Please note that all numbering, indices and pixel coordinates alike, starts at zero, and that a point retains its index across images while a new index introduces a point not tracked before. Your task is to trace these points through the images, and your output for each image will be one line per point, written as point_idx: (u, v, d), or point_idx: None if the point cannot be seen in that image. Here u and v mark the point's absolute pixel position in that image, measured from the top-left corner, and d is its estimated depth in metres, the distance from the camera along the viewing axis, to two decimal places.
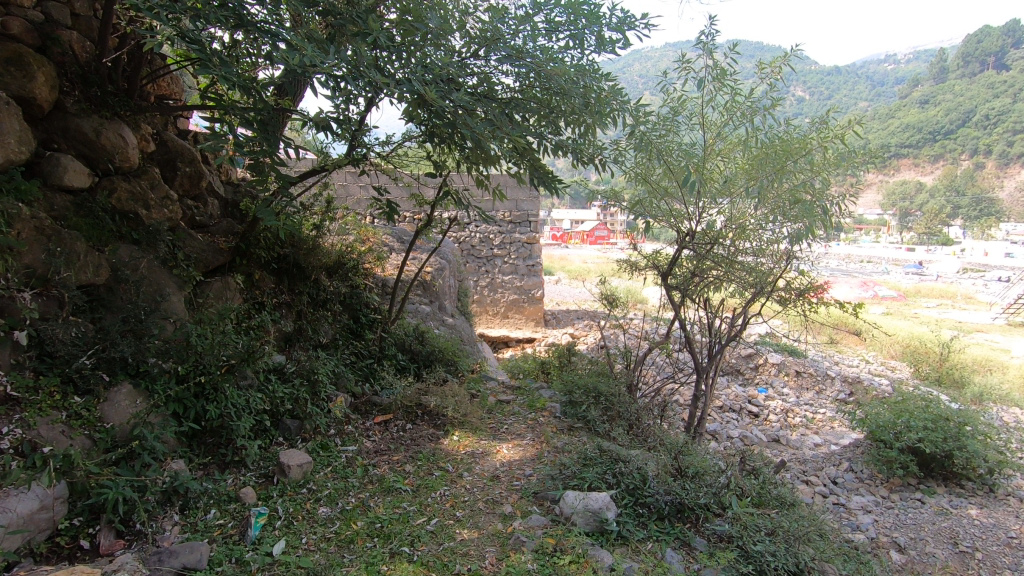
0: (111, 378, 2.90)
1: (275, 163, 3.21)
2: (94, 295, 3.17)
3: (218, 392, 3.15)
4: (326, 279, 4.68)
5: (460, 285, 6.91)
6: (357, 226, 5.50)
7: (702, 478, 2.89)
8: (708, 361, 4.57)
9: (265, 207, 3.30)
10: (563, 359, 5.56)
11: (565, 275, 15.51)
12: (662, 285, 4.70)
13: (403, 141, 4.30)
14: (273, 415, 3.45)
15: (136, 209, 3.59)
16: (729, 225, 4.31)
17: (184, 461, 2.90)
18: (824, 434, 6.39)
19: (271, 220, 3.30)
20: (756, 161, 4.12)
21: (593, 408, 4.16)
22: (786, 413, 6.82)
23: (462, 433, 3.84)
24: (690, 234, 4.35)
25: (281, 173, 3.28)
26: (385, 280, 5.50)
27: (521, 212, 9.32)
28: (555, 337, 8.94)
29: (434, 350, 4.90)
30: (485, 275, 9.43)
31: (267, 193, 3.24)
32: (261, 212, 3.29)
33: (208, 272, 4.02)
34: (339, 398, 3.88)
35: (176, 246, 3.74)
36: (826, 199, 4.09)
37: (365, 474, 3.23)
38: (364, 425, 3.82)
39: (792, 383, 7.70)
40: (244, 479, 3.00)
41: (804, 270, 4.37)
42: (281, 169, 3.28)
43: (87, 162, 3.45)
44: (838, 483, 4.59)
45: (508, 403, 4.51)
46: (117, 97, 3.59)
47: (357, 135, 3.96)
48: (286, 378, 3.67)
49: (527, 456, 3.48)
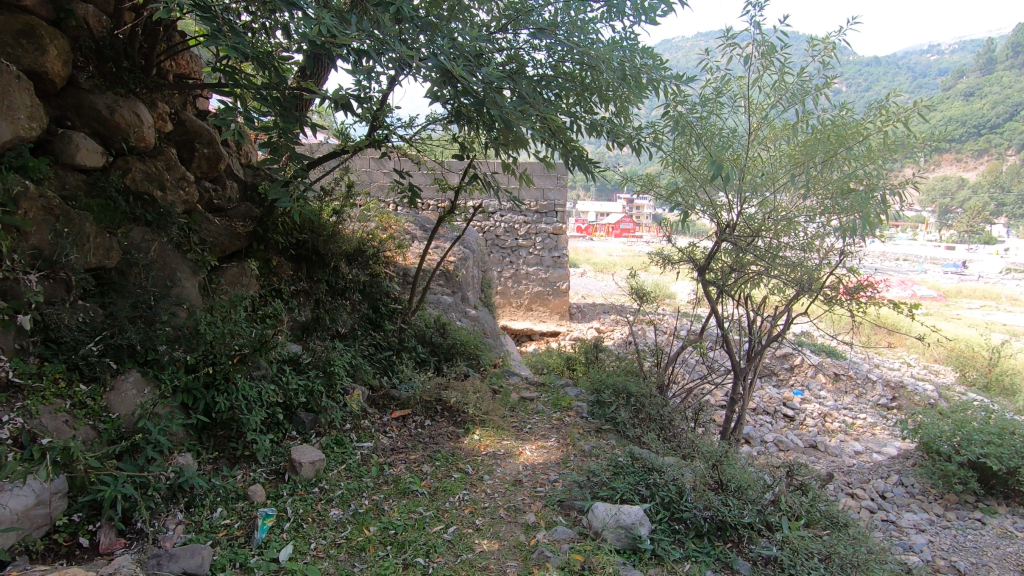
0: (118, 367, 2.77)
1: (291, 143, 3.07)
2: (104, 279, 3.04)
3: (230, 383, 3.01)
4: (345, 267, 4.52)
5: (484, 276, 6.70)
6: (378, 213, 5.33)
7: (745, 493, 2.62)
8: (748, 363, 4.24)
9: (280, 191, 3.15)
10: (589, 356, 5.32)
11: (590, 269, 15.16)
12: (698, 280, 4.40)
13: (427, 124, 4.08)
14: (287, 408, 3.30)
15: (151, 190, 3.46)
16: (774, 216, 3.99)
17: (192, 456, 2.76)
18: (866, 441, 6.05)
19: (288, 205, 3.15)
20: (804, 147, 3.80)
21: (622, 409, 3.91)
22: (824, 418, 6.47)
23: (483, 432, 3.62)
24: (730, 226, 4.04)
25: (298, 154, 3.12)
26: (406, 269, 5.32)
27: (548, 201, 9.06)
28: (580, 331, 8.70)
29: (456, 343, 4.70)
30: (509, 266, 9.22)
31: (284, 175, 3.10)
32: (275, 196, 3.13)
33: (224, 258, 3.88)
34: (356, 391, 3.71)
35: (191, 229, 3.60)
36: (883, 187, 3.74)
37: (380, 473, 3.05)
38: (381, 420, 3.66)
39: (830, 386, 7.31)
40: (254, 476, 2.86)
41: (855, 268, 4.03)
42: (298, 150, 3.14)
43: (102, 141, 3.32)
44: (887, 498, 4.27)
45: (531, 400, 4.27)
46: (133, 74, 3.47)
47: (378, 116, 3.76)
48: (301, 370, 3.51)
49: (552, 460, 3.26)
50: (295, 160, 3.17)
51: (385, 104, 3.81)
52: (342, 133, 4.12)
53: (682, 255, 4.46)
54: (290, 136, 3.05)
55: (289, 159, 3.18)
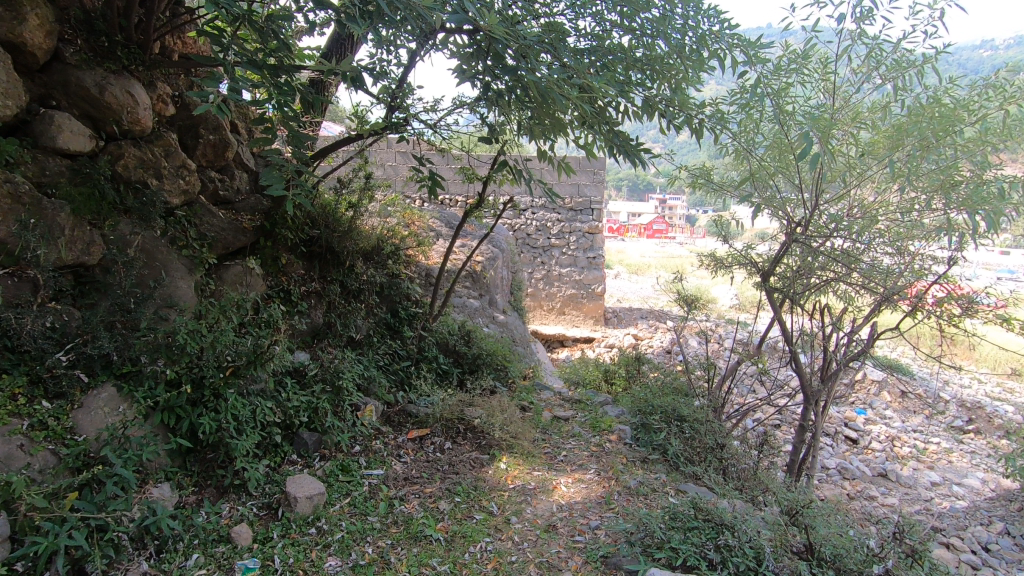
0: (90, 380, 2.39)
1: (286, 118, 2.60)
2: (85, 278, 2.69)
3: (219, 400, 2.59)
4: (362, 266, 4.08)
5: (514, 278, 6.22)
6: (400, 208, 4.91)
7: (845, 564, 2.12)
8: (821, 384, 3.64)
9: (272, 173, 2.72)
10: (631, 369, 4.78)
11: (625, 270, 14.54)
12: (760, 287, 3.82)
13: (451, 107, 3.68)
14: (286, 428, 2.88)
15: (145, 178, 3.07)
16: (855, 215, 3.40)
17: (171, 486, 2.36)
18: (942, 470, 5.39)
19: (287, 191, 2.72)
20: (899, 130, 3.19)
21: (673, 436, 3.38)
22: (892, 442, 5.79)
23: (511, 460, 3.12)
24: (802, 225, 3.45)
25: (297, 134, 2.70)
26: (429, 268, 4.87)
27: (584, 198, 8.56)
28: (616, 337, 8.15)
29: (482, 353, 4.21)
30: (541, 266, 8.73)
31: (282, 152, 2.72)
32: (267, 178, 2.71)
33: (227, 254, 3.50)
34: (367, 407, 3.28)
35: (188, 222, 3.23)
36: (998, 180, 3.09)
37: (389, 511, 2.59)
38: (395, 441, 3.22)
39: (896, 404, 6.59)
40: (242, 511, 2.44)
41: (954, 276, 3.38)
42: (297, 129, 2.69)
43: (91, 123, 2.96)
44: (991, 552, 3.74)
45: (566, 421, 3.75)
46: (128, 49, 3.05)
47: (397, 94, 3.33)
48: (305, 384, 3.09)
49: (592, 498, 2.76)
50: (294, 141, 2.72)
51: (405, 83, 3.39)
52: (354, 115, 3.60)
53: (741, 258, 3.88)
54: (290, 111, 2.60)
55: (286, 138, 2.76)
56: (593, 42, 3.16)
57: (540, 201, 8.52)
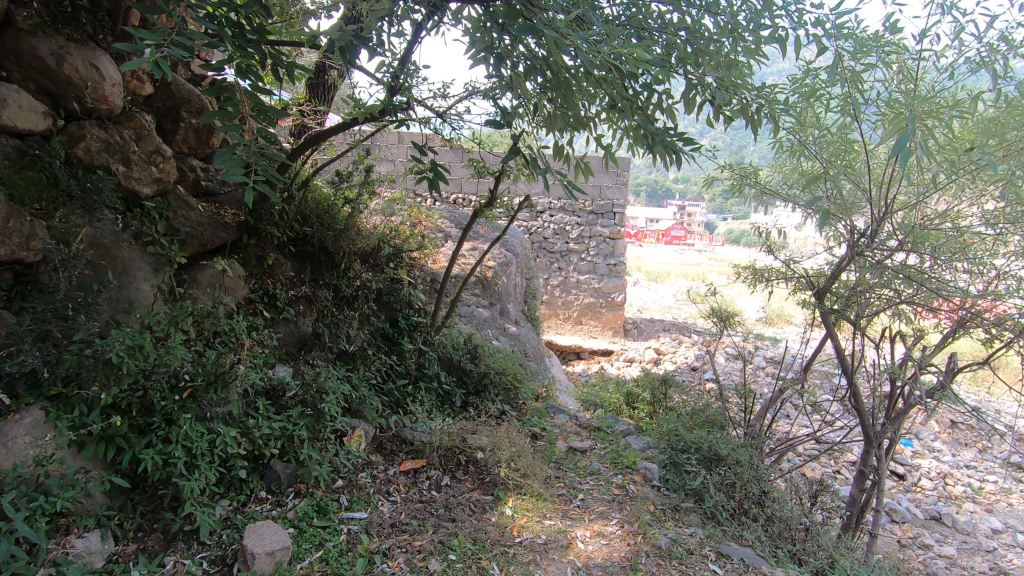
0: (13, 403, 2.00)
1: (255, 91, 2.09)
2: (25, 276, 2.33)
3: (172, 429, 2.16)
4: (360, 268, 3.65)
5: (529, 284, 5.77)
6: (406, 206, 4.49)
7: None
8: (885, 424, 3.12)
9: (229, 156, 2.09)
10: (656, 393, 4.29)
11: (644, 277, 13.99)
12: (812, 307, 3.31)
13: (463, 94, 3.25)
14: (255, 459, 2.45)
15: (109, 163, 2.64)
16: (932, 228, 2.88)
17: (102, 536, 1.95)
18: (1003, 515, 4.83)
19: (249, 179, 2.12)
20: (996, 124, 2.66)
21: (710, 478, 2.88)
22: (944, 480, 5.23)
23: (518, 504, 2.64)
24: (868, 235, 2.93)
25: (264, 108, 2.10)
26: (434, 273, 4.42)
27: (605, 201, 8.11)
28: (637, 351, 7.64)
29: (490, 371, 3.73)
30: (558, 272, 8.26)
31: (244, 128, 2.12)
32: (222, 162, 2.08)
33: (206, 253, 3.08)
34: (355, 433, 2.84)
35: (159, 215, 2.81)
36: None
37: (368, 570, 2.14)
38: (385, 475, 2.78)
39: (945, 436, 6.00)
40: (188, 568, 2.01)
41: None
42: (264, 101, 2.12)
43: (48, 99, 2.53)
44: None
45: (583, 453, 3.28)
46: (93, 16, 2.65)
47: (399, 72, 2.90)
48: (282, 406, 2.67)
49: (616, 561, 2.29)
50: (260, 117, 2.12)
51: (409, 62, 2.96)
52: (350, 97, 3.16)
53: (785, 273, 3.37)
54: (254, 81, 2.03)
55: (253, 115, 2.19)
56: (630, 12, 2.69)
57: (559, 203, 8.08)
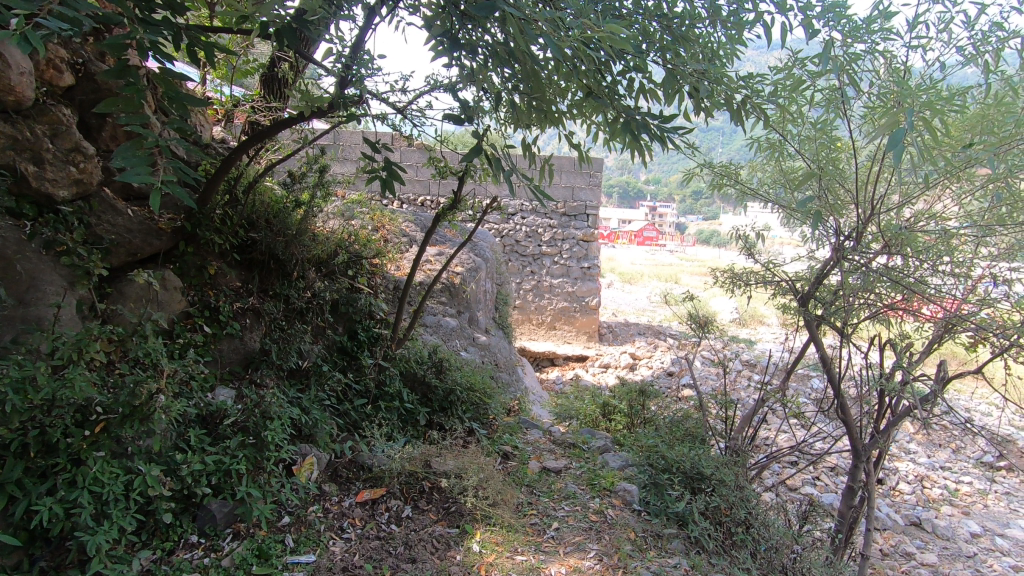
0: None
1: (169, 78, 1.82)
2: None
3: (80, 471, 1.86)
4: (314, 277, 3.35)
5: (499, 290, 5.53)
6: (367, 209, 4.19)
7: None
8: (872, 436, 2.98)
9: (132, 152, 1.84)
10: (633, 404, 4.09)
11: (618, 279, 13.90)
12: (794, 312, 3.15)
13: (425, 87, 2.98)
14: (186, 498, 2.16)
15: (15, 161, 2.29)
16: (919, 231, 2.75)
17: None
18: (979, 518, 4.78)
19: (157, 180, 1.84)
20: (985, 122, 2.53)
21: (693, 501, 2.69)
22: (921, 483, 5.18)
23: (486, 538, 2.39)
24: (854, 238, 2.78)
25: (177, 94, 1.82)
26: (398, 280, 4.14)
27: (578, 202, 7.93)
28: (612, 356, 7.47)
29: (457, 387, 3.48)
30: (530, 276, 8.05)
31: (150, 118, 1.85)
32: (123, 158, 1.83)
33: (136, 262, 2.75)
34: (304, 461, 2.55)
35: (78, 221, 2.48)
36: None
37: None
38: (338, 508, 2.50)
39: (920, 437, 5.99)
40: None
41: None
42: (181, 88, 1.85)
43: None
44: None
45: (557, 474, 3.05)
46: None
47: (352, 61, 2.62)
48: (219, 435, 2.37)
49: None
50: (175, 105, 1.84)
51: (363, 49, 2.68)
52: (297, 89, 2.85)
53: (765, 276, 3.18)
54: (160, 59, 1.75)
55: (167, 105, 1.90)
56: None
57: (530, 205, 7.87)
